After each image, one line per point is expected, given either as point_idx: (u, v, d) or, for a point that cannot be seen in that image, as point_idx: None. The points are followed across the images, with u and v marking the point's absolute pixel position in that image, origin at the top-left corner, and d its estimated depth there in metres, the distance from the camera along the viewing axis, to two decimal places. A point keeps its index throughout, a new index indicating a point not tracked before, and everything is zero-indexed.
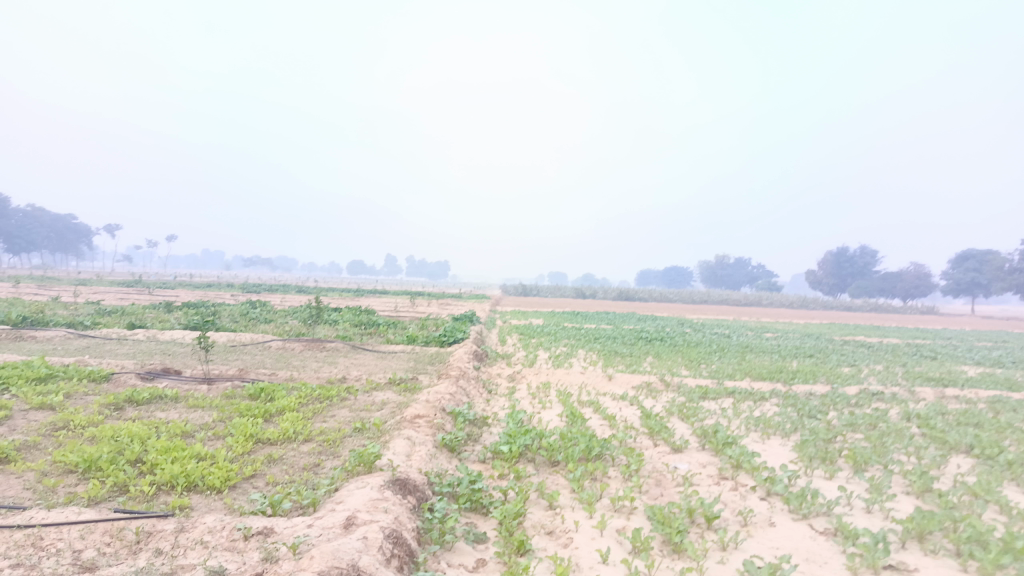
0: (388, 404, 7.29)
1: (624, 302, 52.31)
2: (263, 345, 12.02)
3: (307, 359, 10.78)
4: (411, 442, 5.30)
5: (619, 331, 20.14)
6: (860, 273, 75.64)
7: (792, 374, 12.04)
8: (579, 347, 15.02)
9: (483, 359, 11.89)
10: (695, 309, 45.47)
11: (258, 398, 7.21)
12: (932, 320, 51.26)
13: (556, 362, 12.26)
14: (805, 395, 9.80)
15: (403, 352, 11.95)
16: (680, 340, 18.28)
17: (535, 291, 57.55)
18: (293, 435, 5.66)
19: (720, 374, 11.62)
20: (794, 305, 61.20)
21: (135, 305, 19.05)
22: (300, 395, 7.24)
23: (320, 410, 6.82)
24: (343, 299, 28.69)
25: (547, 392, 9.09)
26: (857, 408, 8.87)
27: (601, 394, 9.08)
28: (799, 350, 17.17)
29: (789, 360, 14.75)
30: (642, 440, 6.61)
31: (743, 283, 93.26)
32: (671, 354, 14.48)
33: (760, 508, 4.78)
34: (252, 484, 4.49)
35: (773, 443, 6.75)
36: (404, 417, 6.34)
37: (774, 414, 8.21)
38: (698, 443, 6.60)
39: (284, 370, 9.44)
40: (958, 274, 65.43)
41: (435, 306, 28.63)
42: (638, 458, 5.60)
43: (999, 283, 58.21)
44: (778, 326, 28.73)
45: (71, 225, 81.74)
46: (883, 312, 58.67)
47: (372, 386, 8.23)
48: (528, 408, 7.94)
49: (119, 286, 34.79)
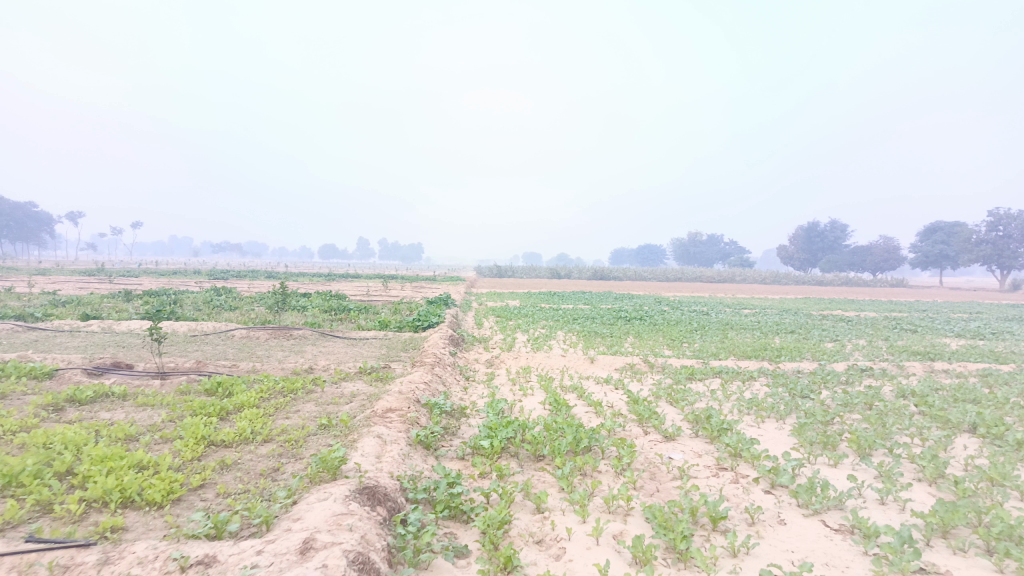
0: (358, 396, 6.77)
1: (599, 282, 52.07)
2: (225, 334, 11.38)
3: (273, 348, 10.18)
4: (382, 441, 4.79)
5: (597, 311, 19.75)
6: (831, 248, 76.24)
7: (777, 352, 11.70)
8: (558, 329, 14.58)
9: (460, 343, 11.38)
10: (670, 287, 45.31)
11: (215, 393, 6.64)
12: (903, 293, 51.71)
13: (535, 344, 11.80)
14: (794, 373, 9.46)
15: (375, 338, 11.42)
16: (660, 318, 17.95)
17: (509, 272, 57.16)
18: (250, 435, 5.13)
19: (704, 353, 11.25)
20: (767, 281, 61.46)
21: (92, 295, 18.16)
22: (261, 389, 6.69)
23: (283, 406, 6.28)
24: (313, 284, 27.92)
25: (528, 377, 8.63)
26: (849, 386, 8.54)
27: (584, 378, 8.64)
28: (780, 326, 16.90)
29: (771, 337, 14.45)
30: (631, 429, 6.17)
31: (716, 260, 93.71)
32: (653, 333, 14.10)
33: (767, 504, 4.36)
34: (199, 496, 3.95)
35: (769, 428, 6.35)
36: (374, 411, 5.82)
37: (766, 396, 7.83)
38: (690, 430, 6.18)
39: (246, 361, 8.85)
40: (927, 246, 66.19)
41: (408, 289, 27.98)
42: (630, 450, 5.16)
43: (967, 255, 58.89)
44: (754, 302, 28.59)
45: (31, 213, 79.43)
46: (854, 286, 59.10)
47: (341, 377, 7.70)
48: (508, 395, 7.47)
49: (80, 275, 33.56)
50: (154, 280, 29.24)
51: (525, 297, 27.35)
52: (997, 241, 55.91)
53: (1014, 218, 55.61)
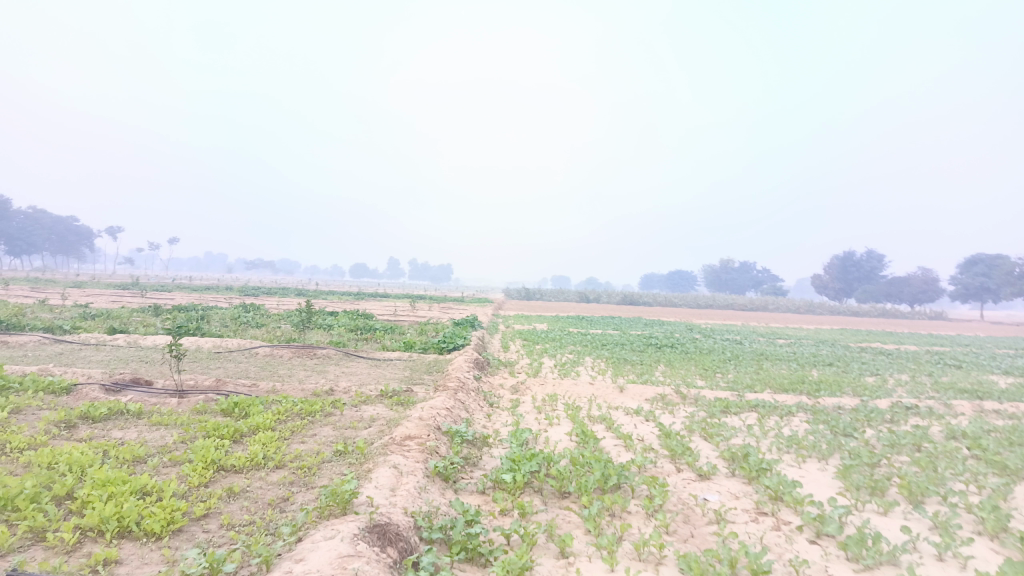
0: (377, 421, 6.53)
1: (629, 307, 51.52)
2: (249, 352, 11.26)
3: (295, 367, 10.01)
4: (398, 472, 4.53)
5: (627, 336, 19.36)
6: (866, 278, 74.71)
7: (815, 385, 11.23)
8: (586, 355, 14.23)
9: (485, 367, 11.11)
10: (702, 314, 44.58)
11: (231, 414, 6.45)
12: (942, 326, 50.26)
13: (562, 370, 11.48)
14: (834, 409, 9.02)
15: (399, 360, 11.21)
16: (691, 346, 17.48)
17: (537, 295, 56.92)
18: (261, 461, 4.90)
19: (738, 385, 10.82)
20: (800, 311, 60.28)
21: (122, 308, 18.27)
22: (277, 411, 6.48)
23: (299, 429, 6.06)
24: (341, 303, 27.88)
25: (554, 405, 8.33)
26: (895, 425, 8.07)
27: (613, 408, 8.30)
28: (816, 358, 16.33)
29: (809, 368, 13.92)
30: (663, 466, 5.82)
31: (748, 288, 92.41)
32: (684, 362, 13.68)
33: (812, 557, 4.00)
34: (202, 527, 3.72)
35: (811, 469, 5.95)
36: (392, 439, 5.56)
37: (806, 433, 7.41)
38: (726, 470, 5.81)
39: (267, 380, 8.68)
40: (967, 278, 64.46)
41: (436, 310, 27.81)
42: (662, 490, 4.83)
43: (1009, 288, 57.13)
44: (788, 332, 27.94)
45: (72, 227, 81.29)
46: (891, 318, 57.70)
47: (361, 400, 7.47)
48: (533, 425, 7.17)
49: (113, 289, 34.05)
50: (185, 295, 29.46)
51: (553, 320, 26.99)
52: None
53: None
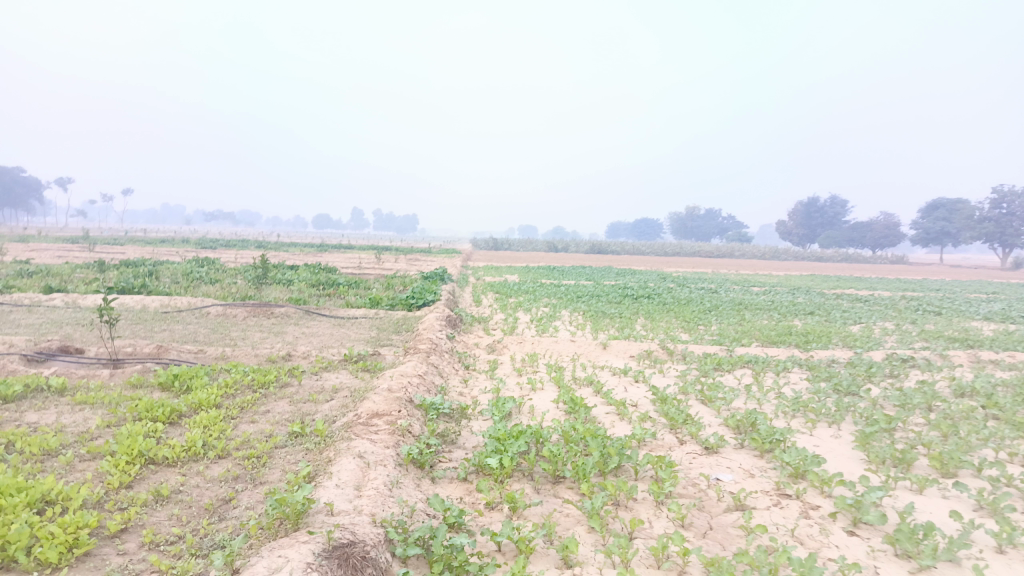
0: (340, 393, 5.77)
1: (595, 255, 51.00)
2: (199, 311, 10.35)
3: (250, 329, 9.15)
4: (365, 464, 3.80)
5: (601, 287, 18.80)
6: (830, 223, 75.32)
7: (803, 337, 10.73)
8: (562, 308, 13.56)
9: (457, 324, 10.38)
10: (671, 262, 44.11)
11: (171, 388, 5.60)
12: (904, 270, 50.73)
13: (539, 326, 10.77)
14: (829, 364, 8.52)
15: (365, 318, 10.40)
16: (668, 296, 16.98)
17: (505, 245, 56.01)
18: (200, 451, 4.12)
19: (725, 338, 10.23)
20: (766, 257, 60.34)
21: (65, 265, 17.02)
22: (224, 384, 5.66)
23: (249, 406, 5.27)
24: (304, 256, 26.62)
25: (535, 366, 7.65)
26: (898, 381, 7.55)
27: (599, 368, 7.64)
28: (797, 306, 15.84)
29: (791, 318, 13.47)
30: (663, 438, 5.19)
31: (714, 234, 92.77)
32: (664, 314, 13.09)
33: (856, 556, 3.41)
34: (118, 548, 2.95)
35: (825, 438, 5.39)
36: (357, 417, 4.81)
37: (810, 393, 6.83)
38: (734, 441, 5.21)
39: (217, 345, 7.83)
40: (928, 222, 65.20)
41: (402, 262, 26.81)
42: (672, 472, 4.20)
43: (969, 233, 57.78)
44: (761, 279, 27.53)
45: (18, 178, 77.74)
46: (854, 263, 58.15)
47: (322, 367, 6.69)
48: (514, 391, 6.49)
49: (62, 243, 32.24)
50: (137, 249, 27.97)
51: (523, 271, 26.24)
52: (999, 219, 54.89)
53: (1018, 196, 54.52)
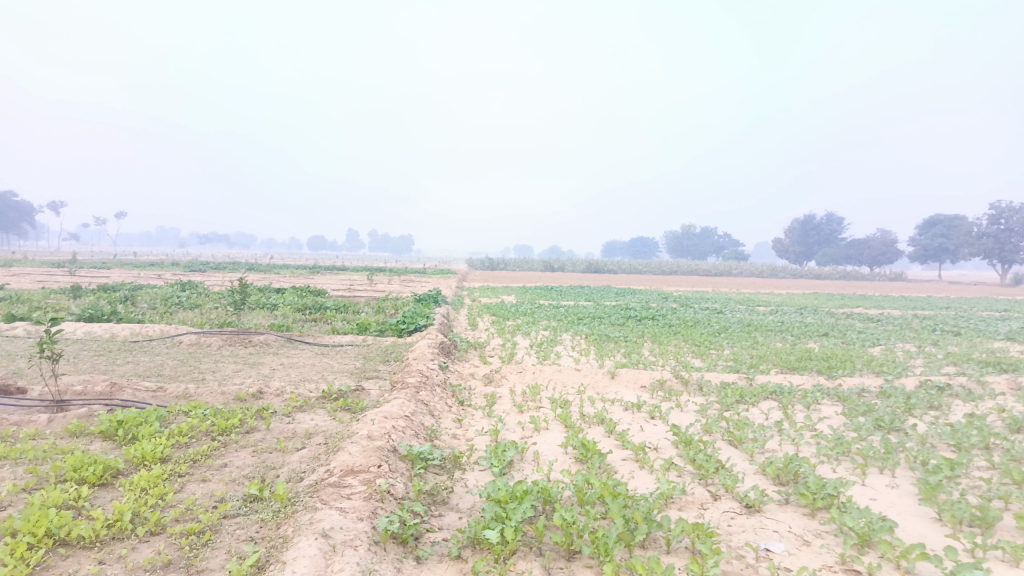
0: (314, 440, 4.96)
1: (592, 275, 50.34)
2: (171, 341, 9.52)
3: (223, 360, 8.33)
4: (331, 548, 3.00)
5: (603, 308, 18.02)
6: (827, 241, 74.88)
7: (824, 362, 9.94)
8: (563, 332, 12.77)
9: (451, 352, 9.59)
10: (668, 281, 43.43)
11: (114, 437, 4.78)
12: (903, 287, 50.07)
13: (540, 353, 9.97)
14: (860, 393, 7.75)
15: (351, 346, 9.61)
16: (673, 317, 16.25)
17: (501, 265, 55.30)
18: (127, 526, 3.30)
19: (742, 365, 9.42)
20: (765, 276, 59.61)
21: (38, 290, 16.14)
22: (177, 431, 4.84)
23: (203, 459, 4.46)
24: (295, 278, 25.75)
25: (538, 400, 6.86)
26: (943, 414, 6.76)
27: (609, 402, 6.86)
28: (809, 328, 15.04)
29: (806, 341, 12.70)
30: (693, 493, 4.40)
31: (710, 252, 92.34)
32: (671, 338, 12.31)
33: None
34: None
35: (881, 489, 4.61)
36: (328, 475, 4.01)
37: (849, 432, 6.02)
38: (777, 495, 4.43)
39: (182, 380, 7.00)
40: (926, 238, 64.71)
41: (395, 283, 26.06)
42: (712, 546, 3.41)
43: (968, 249, 57.14)
44: (765, 299, 26.68)
45: (11, 202, 77.11)
46: (853, 280, 57.54)
47: (296, 406, 5.87)
48: (516, 432, 5.70)
49: (47, 267, 31.36)
50: (125, 273, 27.09)
51: (519, 292, 25.43)
52: (998, 235, 54.33)
53: (1015, 211, 54.02)
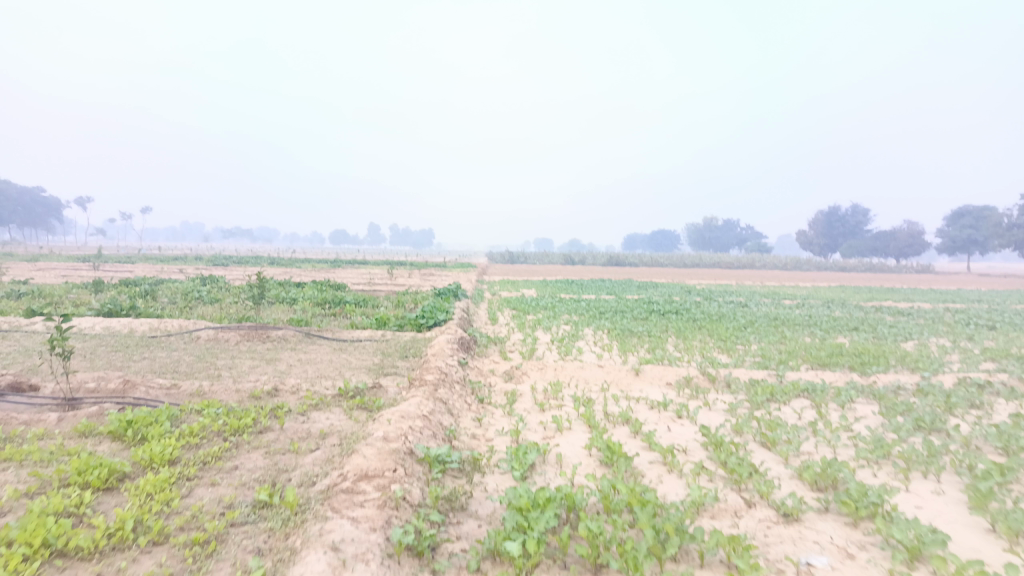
0: (328, 441, 4.78)
1: (612, 268, 49.94)
2: (188, 336, 9.42)
3: (240, 356, 8.19)
4: (340, 565, 2.80)
5: (626, 302, 17.73)
6: (853, 233, 73.66)
7: (857, 358, 9.59)
8: (585, 326, 12.51)
9: (471, 347, 9.38)
10: (689, 274, 42.93)
11: (123, 437, 4.63)
12: (931, 280, 49.05)
13: (561, 348, 9.73)
14: (897, 391, 7.42)
15: (369, 341, 9.44)
16: (697, 311, 15.92)
17: (520, 258, 55.08)
18: (128, 536, 3.13)
19: (771, 361, 9.11)
20: (789, 269, 58.76)
21: (61, 285, 16.20)
22: (187, 431, 4.68)
23: (213, 462, 4.29)
24: (314, 272, 25.73)
25: (561, 398, 6.63)
26: (986, 414, 6.43)
27: (635, 400, 6.61)
28: (837, 322, 14.64)
29: (836, 335, 12.32)
30: (726, 500, 4.16)
31: (733, 244, 91.34)
32: (696, 333, 12.00)
33: None
34: None
35: (927, 496, 4.33)
36: (341, 480, 3.81)
37: (887, 433, 5.73)
38: (816, 503, 4.17)
39: (197, 377, 6.87)
40: (954, 229, 63.36)
41: (414, 277, 25.92)
42: (750, 560, 3.16)
43: (998, 240, 55.81)
44: (790, 292, 26.12)
45: (39, 197, 78.24)
46: (879, 272, 56.50)
47: (311, 405, 5.70)
48: (538, 433, 5.48)
49: (71, 262, 31.68)
50: (147, 267, 27.24)
51: (540, 285, 25.14)
52: None
53: None
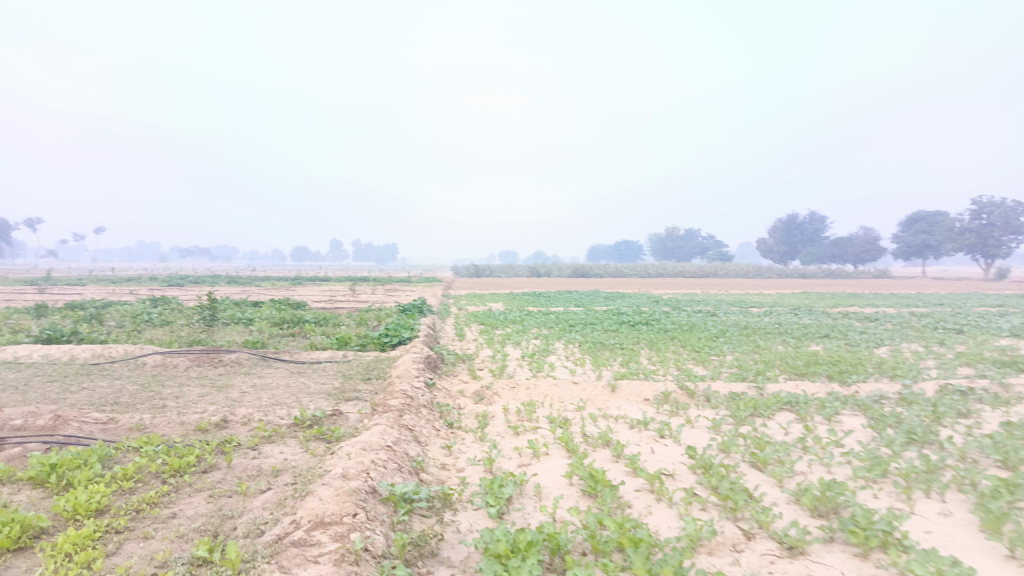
0: (281, 480, 4.29)
1: (578, 279, 49.82)
2: (135, 363, 8.81)
3: (189, 383, 7.62)
4: None
5: (595, 314, 17.43)
6: (812, 240, 74.85)
7: (834, 367, 9.37)
8: (556, 340, 12.14)
9: (438, 367, 8.94)
10: (654, 284, 42.90)
11: (44, 483, 4.09)
12: (888, 285, 49.84)
13: (532, 364, 9.34)
14: (882, 401, 7.18)
15: (330, 363, 8.93)
16: (668, 322, 15.68)
17: (485, 272, 54.68)
18: None
19: (748, 373, 8.82)
20: (752, 277, 59.32)
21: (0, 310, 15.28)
22: (121, 474, 4.16)
23: (147, 510, 3.77)
24: (275, 291, 25.02)
25: (535, 420, 6.22)
26: (976, 424, 6.20)
27: (614, 420, 6.23)
28: (809, 329, 14.48)
29: (809, 343, 12.14)
30: (723, 532, 3.79)
31: (695, 253, 92.22)
32: (669, 344, 11.70)
33: None
34: None
35: (936, 519, 4.02)
36: (294, 529, 3.34)
37: (880, 448, 5.44)
38: (820, 532, 3.82)
39: (139, 409, 6.30)
40: (909, 234, 64.70)
41: (379, 293, 25.35)
42: None
43: (951, 245, 57.08)
44: (756, 300, 26.13)
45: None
46: (839, 279, 57.37)
47: (264, 438, 5.20)
48: (513, 460, 5.06)
49: (18, 286, 30.37)
50: (100, 288, 26.31)
51: (507, 298, 24.74)
52: (981, 230, 54.27)
53: (997, 206, 53.91)
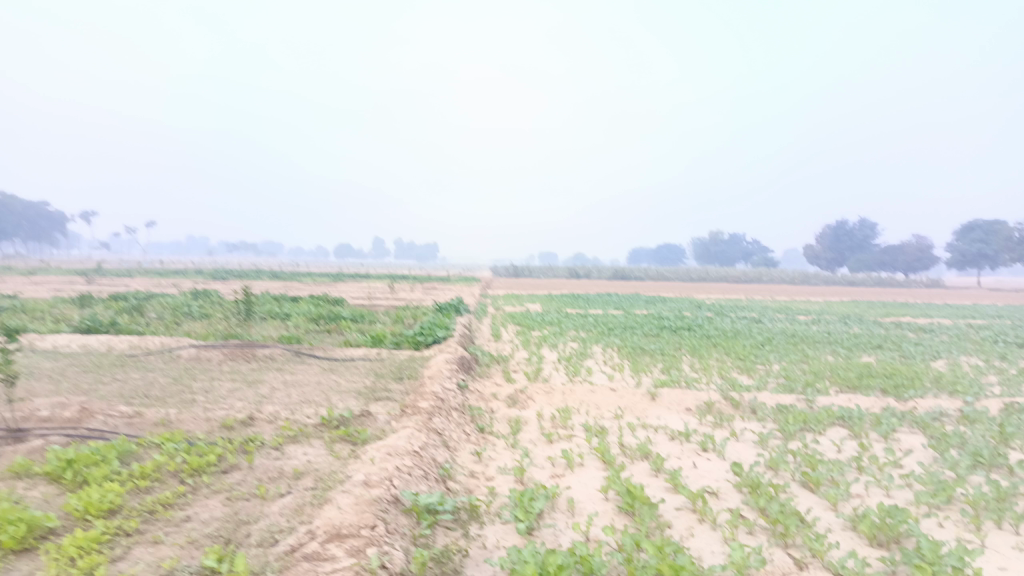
0: (302, 484, 4.10)
1: (617, 282, 49.24)
2: (169, 355, 8.78)
3: (221, 377, 7.54)
4: None
5: (636, 318, 17.02)
6: (861, 247, 72.83)
7: (889, 380, 8.87)
8: (594, 344, 11.82)
9: (472, 368, 8.72)
10: (696, 289, 42.07)
11: (60, 479, 3.96)
12: (940, 295, 48.09)
13: (569, 368, 9.06)
14: (943, 419, 6.70)
15: (363, 361, 8.78)
16: (710, 327, 15.22)
17: (524, 272, 54.42)
18: None
19: (796, 383, 8.39)
20: (796, 283, 57.93)
21: (48, 300, 15.59)
22: (138, 473, 4.01)
23: (160, 512, 3.61)
24: (316, 286, 25.17)
25: (570, 427, 5.94)
26: None
27: (653, 430, 5.92)
28: (859, 339, 13.88)
29: (860, 354, 11.59)
30: (772, 561, 3.46)
31: (739, 258, 90.56)
32: (712, 351, 11.29)
33: None
34: None
35: (1012, 555, 3.63)
36: (308, 540, 3.13)
37: (943, 470, 5.03)
38: (881, 566, 3.46)
39: (168, 403, 6.21)
40: (964, 243, 62.43)
41: (418, 291, 25.30)
42: None
43: (1009, 255, 54.84)
44: (802, 307, 25.33)
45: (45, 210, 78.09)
46: (888, 287, 55.60)
47: (288, 437, 5.04)
48: (545, 471, 4.80)
49: (69, 276, 31.15)
50: (146, 281, 26.80)
51: (546, 300, 24.45)
52: None
53: None
